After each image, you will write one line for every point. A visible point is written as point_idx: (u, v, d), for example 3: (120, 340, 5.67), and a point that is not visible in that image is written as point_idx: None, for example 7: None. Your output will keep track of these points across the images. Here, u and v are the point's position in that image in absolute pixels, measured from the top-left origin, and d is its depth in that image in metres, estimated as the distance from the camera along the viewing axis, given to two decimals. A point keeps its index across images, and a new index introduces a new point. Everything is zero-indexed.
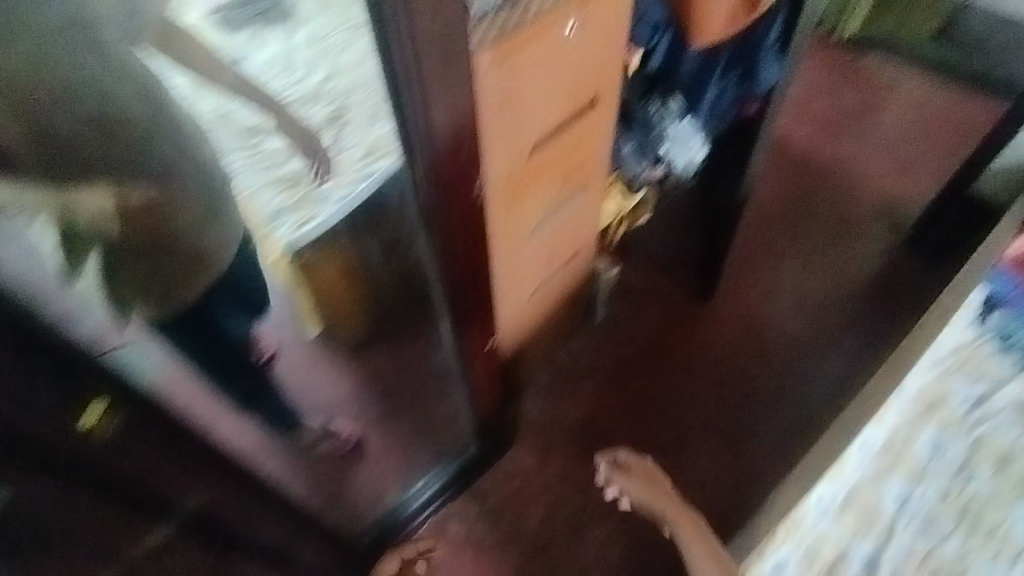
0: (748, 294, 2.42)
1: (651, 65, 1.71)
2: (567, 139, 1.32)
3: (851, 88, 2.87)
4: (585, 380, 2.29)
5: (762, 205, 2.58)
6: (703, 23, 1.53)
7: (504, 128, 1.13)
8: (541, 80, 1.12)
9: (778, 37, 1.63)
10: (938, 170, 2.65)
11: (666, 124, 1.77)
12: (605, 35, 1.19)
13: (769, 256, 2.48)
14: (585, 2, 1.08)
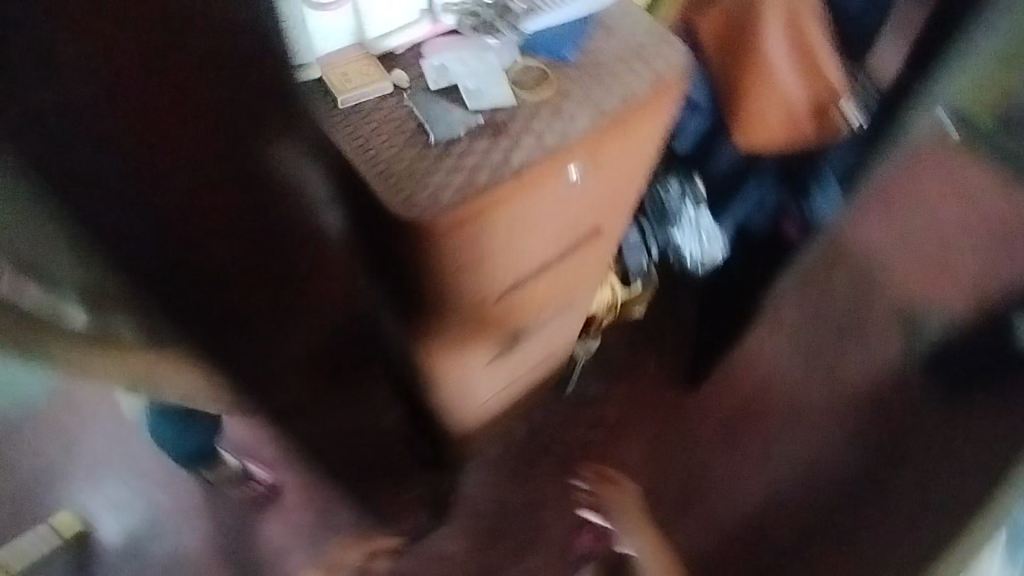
0: (742, 390, 2.00)
1: (679, 148, 1.39)
2: (557, 266, 1.03)
3: (936, 170, 2.30)
4: (538, 461, 1.92)
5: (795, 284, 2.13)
6: (752, 124, 1.23)
7: (460, 282, 0.83)
8: (524, 229, 0.82)
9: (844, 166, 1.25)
10: (1006, 283, 2.11)
11: (682, 210, 1.46)
12: (626, 167, 0.89)
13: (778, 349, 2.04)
14: (600, 141, 0.77)
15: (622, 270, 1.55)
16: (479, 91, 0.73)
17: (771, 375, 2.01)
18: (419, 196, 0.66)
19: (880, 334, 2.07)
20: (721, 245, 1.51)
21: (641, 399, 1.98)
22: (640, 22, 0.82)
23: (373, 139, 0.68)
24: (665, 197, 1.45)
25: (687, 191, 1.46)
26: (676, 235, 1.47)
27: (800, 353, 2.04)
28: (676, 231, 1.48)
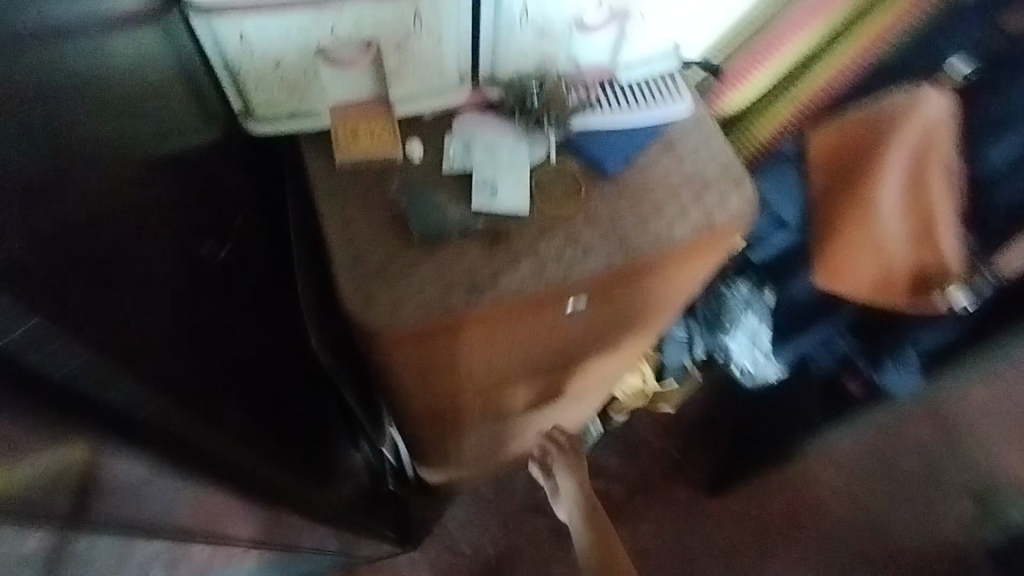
0: (774, 515, 1.74)
1: (756, 255, 1.17)
2: (562, 373, 0.92)
3: None
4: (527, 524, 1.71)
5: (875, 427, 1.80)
6: (841, 269, 1.08)
7: (428, 383, 0.74)
8: (509, 349, 0.72)
9: (936, 344, 1.11)
10: None
11: (744, 317, 1.21)
12: (650, 306, 0.77)
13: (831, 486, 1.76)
14: (611, 281, 0.66)
15: (660, 362, 1.39)
16: (490, 192, 0.64)
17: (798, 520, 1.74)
18: (380, 301, 0.59)
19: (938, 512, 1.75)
20: (778, 366, 1.29)
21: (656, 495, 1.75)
22: (709, 147, 0.70)
23: (353, 219, 0.61)
24: (725, 297, 1.22)
25: (757, 295, 1.21)
26: (728, 341, 1.26)
27: (843, 503, 1.74)
28: (730, 337, 1.25)
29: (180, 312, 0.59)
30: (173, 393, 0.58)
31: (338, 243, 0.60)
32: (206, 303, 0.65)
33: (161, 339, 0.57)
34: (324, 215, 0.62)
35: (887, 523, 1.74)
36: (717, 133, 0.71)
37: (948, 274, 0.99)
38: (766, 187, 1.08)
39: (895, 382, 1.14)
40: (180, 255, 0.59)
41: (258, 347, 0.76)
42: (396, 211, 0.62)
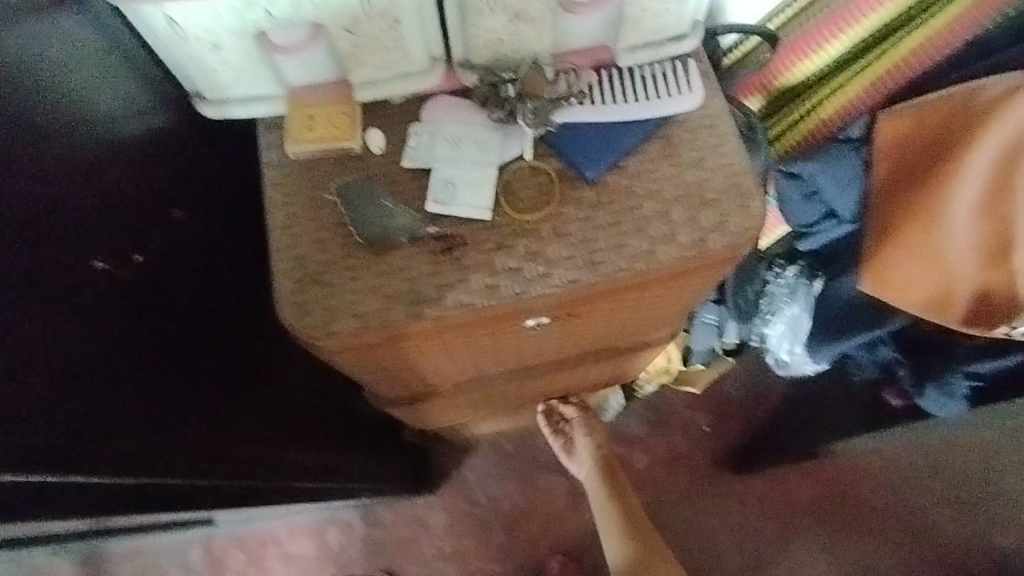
0: (857, 561, 1.29)
1: (801, 243, 1.02)
2: (551, 368, 0.85)
3: None
4: (527, 532, 1.34)
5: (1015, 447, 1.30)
6: (892, 278, 0.92)
7: (393, 381, 0.71)
8: (477, 354, 0.67)
9: (990, 369, 0.97)
10: None
11: (783, 304, 1.09)
12: (646, 315, 0.70)
13: (939, 527, 1.29)
14: (579, 304, 0.59)
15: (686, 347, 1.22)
16: (449, 192, 0.58)
17: (906, 550, 1.29)
18: (318, 308, 0.55)
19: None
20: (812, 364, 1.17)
21: (703, 516, 1.32)
22: (719, 154, 0.60)
23: (301, 217, 0.58)
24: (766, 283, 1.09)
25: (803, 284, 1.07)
26: (762, 330, 1.14)
27: (949, 550, 1.29)
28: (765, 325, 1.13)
29: (128, 313, 0.56)
30: (110, 443, 0.52)
31: (282, 244, 0.57)
32: (141, 323, 0.57)
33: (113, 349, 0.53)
34: (270, 211, 0.58)
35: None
36: (732, 136, 0.61)
37: (1012, 298, 0.87)
38: (825, 172, 0.91)
39: (934, 409, 1.00)
40: (93, 272, 0.52)
41: (240, 334, 0.74)
42: (341, 212, 0.57)
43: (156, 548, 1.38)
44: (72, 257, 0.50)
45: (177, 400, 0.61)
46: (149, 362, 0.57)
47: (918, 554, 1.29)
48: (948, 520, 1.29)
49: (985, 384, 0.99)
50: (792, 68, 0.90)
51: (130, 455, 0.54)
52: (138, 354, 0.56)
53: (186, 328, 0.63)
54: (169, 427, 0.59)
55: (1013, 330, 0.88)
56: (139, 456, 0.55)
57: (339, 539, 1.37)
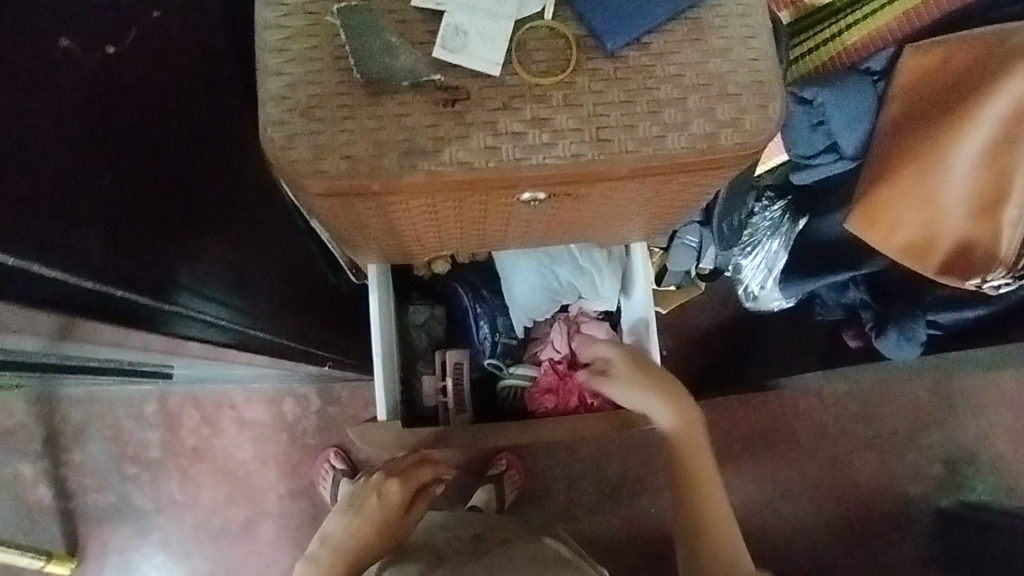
0: (785, 491, 1.37)
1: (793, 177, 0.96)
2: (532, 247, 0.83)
3: None
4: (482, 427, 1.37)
5: (948, 407, 1.37)
6: (882, 219, 0.90)
7: (372, 242, 0.69)
8: (464, 225, 0.66)
9: (947, 321, 1.01)
10: None
11: (762, 237, 1.07)
12: (635, 211, 0.69)
13: (864, 468, 1.37)
14: (576, 185, 0.58)
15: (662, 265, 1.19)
16: (459, 41, 0.53)
17: (829, 488, 1.37)
18: (308, 142, 0.52)
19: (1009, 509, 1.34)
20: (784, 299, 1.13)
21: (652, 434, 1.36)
22: (747, 46, 0.57)
23: (295, 43, 0.53)
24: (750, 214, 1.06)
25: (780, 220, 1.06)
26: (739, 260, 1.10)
27: (868, 490, 1.37)
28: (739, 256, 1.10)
29: (107, 114, 0.50)
30: (77, 238, 0.49)
31: (274, 68, 0.53)
32: (105, 127, 0.50)
33: (92, 150, 0.49)
34: (263, 33, 0.53)
35: (930, 505, 1.38)
36: (765, 31, 0.58)
37: (990, 252, 0.89)
38: (838, 102, 0.87)
39: (891, 351, 1.01)
40: (74, 59, 0.46)
41: (222, 173, 0.70)
42: (342, 43, 0.53)
43: (111, 395, 1.39)
44: (29, 29, 0.42)
45: (131, 215, 0.55)
46: (107, 167, 0.51)
47: (840, 491, 1.37)
48: (870, 465, 1.38)
49: (939, 335, 1.03)
50: None
51: (63, 249, 0.47)
52: (93, 156, 0.49)
53: (158, 149, 0.57)
54: (139, 243, 0.56)
55: (982, 284, 0.90)
56: (71, 259, 0.48)
57: (295, 410, 1.40)
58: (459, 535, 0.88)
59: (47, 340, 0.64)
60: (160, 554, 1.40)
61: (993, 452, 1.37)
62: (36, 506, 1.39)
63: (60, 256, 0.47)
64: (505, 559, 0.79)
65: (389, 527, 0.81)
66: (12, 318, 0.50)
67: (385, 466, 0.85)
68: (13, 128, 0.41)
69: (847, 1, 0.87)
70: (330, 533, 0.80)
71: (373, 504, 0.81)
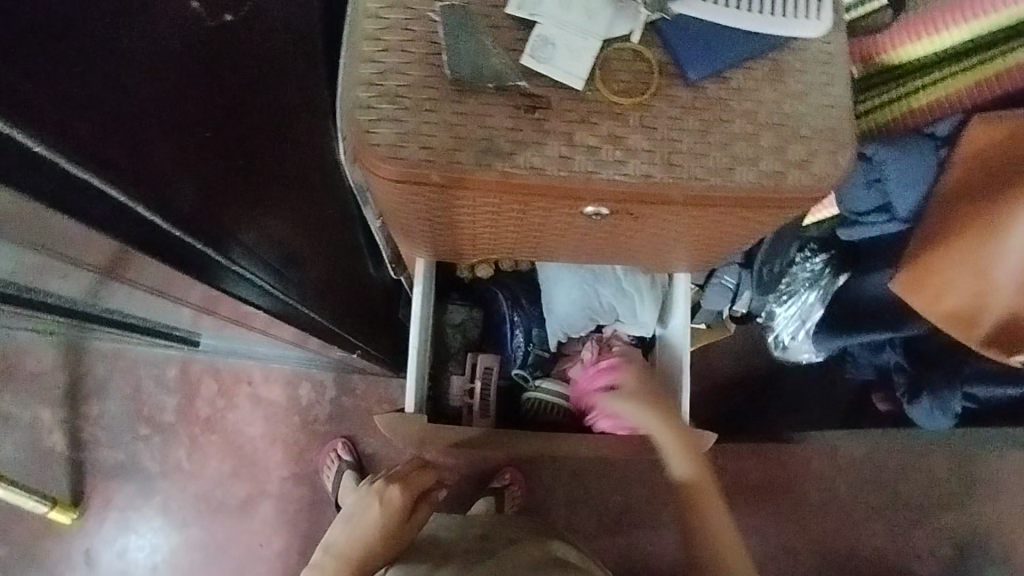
0: (788, 547, 1.34)
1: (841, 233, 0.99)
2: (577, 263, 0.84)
3: None
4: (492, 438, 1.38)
5: (967, 489, 1.34)
6: (928, 283, 0.90)
7: (428, 234, 0.71)
8: (519, 230, 0.67)
9: (984, 395, 1.00)
10: None
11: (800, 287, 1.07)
12: (684, 240, 0.70)
13: (872, 537, 1.34)
14: (641, 207, 0.59)
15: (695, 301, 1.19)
16: (548, 52, 0.55)
17: (834, 552, 1.34)
18: (389, 126, 0.54)
19: None
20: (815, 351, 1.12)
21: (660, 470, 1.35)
22: (824, 93, 0.58)
23: (391, 33, 0.55)
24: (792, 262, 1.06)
25: (821, 272, 1.05)
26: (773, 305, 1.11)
27: (873, 560, 1.34)
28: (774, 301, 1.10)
29: (208, 74, 0.53)
30: (158, 184, 0.51)
31: (368, 52, 0.55)
32: (205, 88, 0.53)
33: (188, 105, 0.52)
34: (363, 20, 0.56)
35: None
36: (843, 81, 0.59)
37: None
38: (899, 163, 0.89)
39: (921, 417, 1.00)
40: (193, 21, 0.49)
41: (295, 149, 0.73)
42: (437, 39, 0.55)
43: (137, 354, 1.42)
44: None
45: (213, 172, 0.58)
46: (202, 124, 0.54)
47: (843, 559, 1.34)
48: (878, 536, 1.34)
49: (973, 408, 1.02)
50: (899, 47, 0.82)
51: (146, 190, 0.50)
52: (191, 110, 0.52)
53: (243, 115, 0.60)
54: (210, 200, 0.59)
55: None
56: (159, 202, 0.52)
57: (310, 395, 1.42)
58: (472, 535, 0.89)
59: (107, 281, 0.67)
60: (158, 518, 1.41)
61: (1008, 541, 1.33)
62: (47, 453, 1.41)
63: (151, 197, 0.51)
64: (510, 561, 0.81)
65: (394, 532, 0.84)
66: (82, 246, 0.52)
67: (387, 474, 0.90)
68: (130, 72, 0.44)
69: (921, 63, 0.85)
70: (334, 542, 0.85)
71: (379, 508, 0.85)
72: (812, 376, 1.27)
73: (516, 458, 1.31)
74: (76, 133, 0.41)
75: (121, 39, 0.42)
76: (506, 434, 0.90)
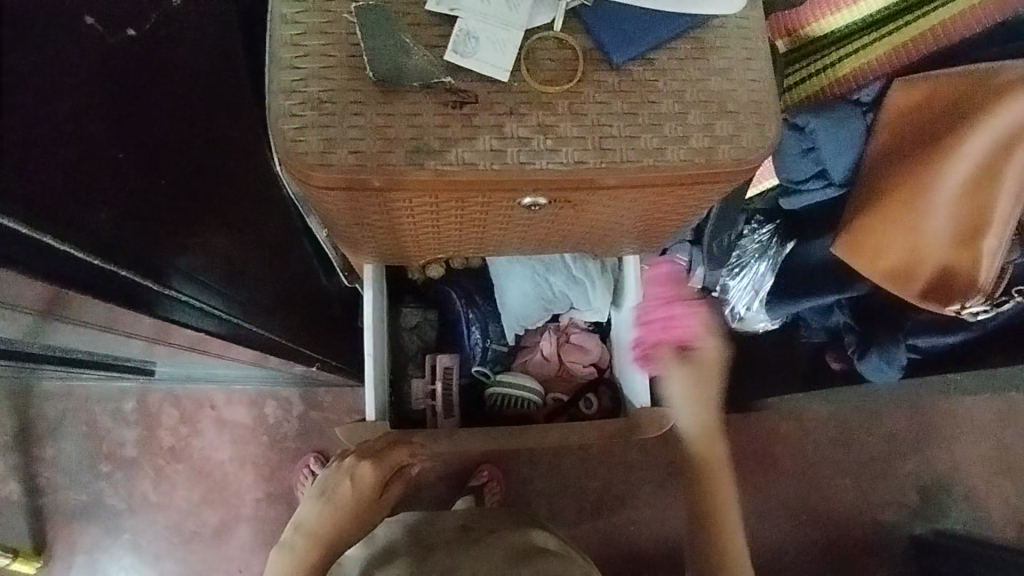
0: (763, 512, 1.38)
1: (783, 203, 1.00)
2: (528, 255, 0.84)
3: None
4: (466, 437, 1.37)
5: (924, 438, 1.40)
6: (863, 245, 0.94)
7: (371, 239, 0.70)
8: (463, 226, 0.67)
9: (928, 346, 1.04)
10: None
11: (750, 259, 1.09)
12: (629, 222, 0.71)
13: (841, 493, 1.39)
14: (576, 193, 0.59)
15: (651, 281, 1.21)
16: (470, 46, 0.55)
17: (807, 511, 1.38)
18: (318, 134, 0.53)
19: (980, 539, 1.35)
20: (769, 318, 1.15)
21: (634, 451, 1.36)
22: (746, 67, 0.59)
23: (310, 38, 0.54)
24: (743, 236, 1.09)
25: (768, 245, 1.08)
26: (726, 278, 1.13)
27: (844, 515, 1.39)
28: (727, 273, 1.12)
29: (125, 100, 0.51)
30: (85, 218, 0.49)
31: (288, 61, 0.54)
32: (120, 111, 0.51)
33: (108, 133, 0.50)
34: (279, 28, 0.55)
35: (903, 532, 1.39)
36: (764, 55, 0.60)
37: (967, 280, 0.92)
38: (828, 129, 0.89)
39: (869, 372, 1.04)
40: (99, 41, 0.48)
41: (227, 163, 0.71)
42: (356, 41, 0.54)
43: (90, 389, 1.37)
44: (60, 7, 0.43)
45: (138, 199, 0.56)
46: (122, 148, 0.52)
47: (815, 517, 1.38)
48: (846, 491, 1.39)
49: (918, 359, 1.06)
50: (822, 19, 0.86)
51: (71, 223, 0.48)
52: (108, 135, 0.50)
53: (168, 136, 0.58)
54: (142, 227, 0.57)
55: (963, 309, 0.93)
56: (77, 233, 0.49)
57: (276, 414, 1.39)
58: (447, 527, 0.90)
59: (45, 321, 0.64)
60: (128, 556, 1.36)
61: (966, 482, 1.40)
62: (4, 502, 1.35)
63: (67, 228, 0.48)
64: (493, 550, 0.81)
65: (366, 509, 0.81)
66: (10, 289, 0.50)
67: (358, 448, 0.83)
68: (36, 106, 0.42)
69: (842, 33, 0.88)
70: (304, 519, 0.80)
71: (348, 488, 0.80)
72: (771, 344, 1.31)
73: (491, 454, 1.31)
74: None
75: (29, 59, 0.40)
76: (474, 431, 0.90)
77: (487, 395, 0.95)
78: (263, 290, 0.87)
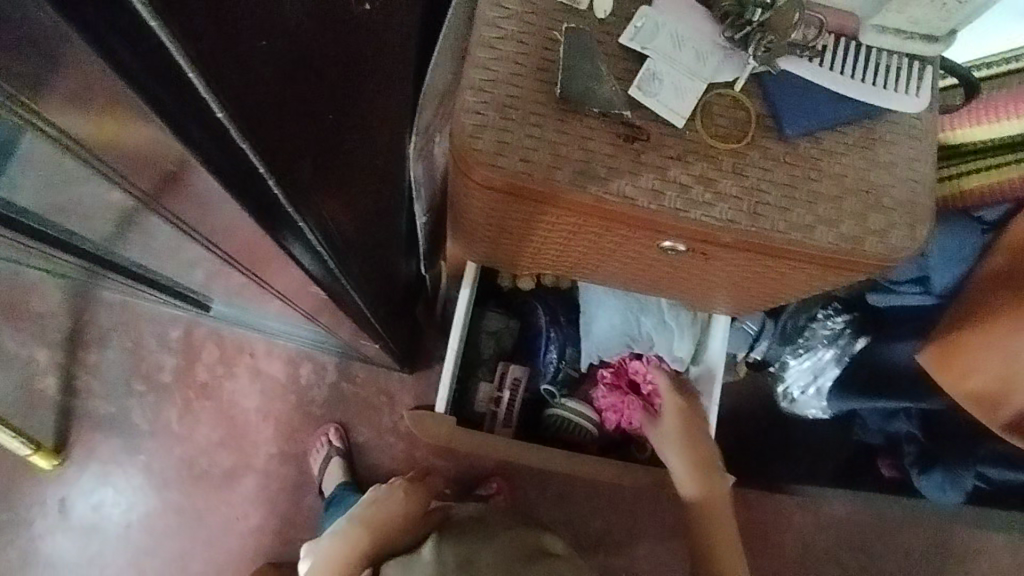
0: None
1: (872, 297, 1.03)
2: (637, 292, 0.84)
3: None
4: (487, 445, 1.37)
5: (940, 564, 1.36)
6: (952, 365, 0.90)
7: (490, 241, 0.72)
8: (588, 251, 0.68)
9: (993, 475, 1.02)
10: None
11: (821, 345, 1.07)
12: (737, 285, 0.71)
13: None
14: (715, 248, 0.61)
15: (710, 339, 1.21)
16: (654, 86, 0.56)
17: None
18: (498, 136, 0.55)
19: None
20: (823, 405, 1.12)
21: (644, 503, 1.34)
22: (909, 168, 0.60)
23: (506, 43, 0.56)
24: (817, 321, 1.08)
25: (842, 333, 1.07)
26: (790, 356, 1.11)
27: None
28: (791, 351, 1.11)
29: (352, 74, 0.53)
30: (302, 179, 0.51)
31: (483, 59, 0.56)
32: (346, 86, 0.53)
33: (335, 102, 0.52)
34: (479, 28, 0.57)
35: None
36: (928, 159, 0.60)
37: None
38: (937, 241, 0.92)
39: (931, 491, 1.03)
40: None
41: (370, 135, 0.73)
42: (552, 58, 0.56)
43: (143, 309, 1.41)
44: None
45: (330, 169, 0.58)
46: (336, 118, 0.54)
47: None
48: None
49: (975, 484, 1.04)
50: (956, 128, 0.86)
51: (296, 183, 0.50)
52: (333, 107, 0.52)
53: (361, 110, 0.61)
54: (323, 190, 0.59)
55: None
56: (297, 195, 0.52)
57: (310, 376, 1.42)
58: (462, 517, 0.90)
59: (171, 246, 0.66)
60: (138, 477, 1.39)
61: None
62: (37, 395, 1.40)
63: (292, 190, 0.50)
64: (500, 548, 0.81)
65: (411, 519, 0.91)
66: (213, 226, 0.51)
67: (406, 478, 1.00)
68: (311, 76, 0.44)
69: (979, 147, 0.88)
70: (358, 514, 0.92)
71: (402, 493, 0.94)
72: (811, 432, 1.29)
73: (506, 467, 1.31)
74: (273, 142, 0.43)
75: (316, 53, 0.43)
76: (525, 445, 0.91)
77: (548, 415, 0.97)
78: (368, 264, 0.89)
